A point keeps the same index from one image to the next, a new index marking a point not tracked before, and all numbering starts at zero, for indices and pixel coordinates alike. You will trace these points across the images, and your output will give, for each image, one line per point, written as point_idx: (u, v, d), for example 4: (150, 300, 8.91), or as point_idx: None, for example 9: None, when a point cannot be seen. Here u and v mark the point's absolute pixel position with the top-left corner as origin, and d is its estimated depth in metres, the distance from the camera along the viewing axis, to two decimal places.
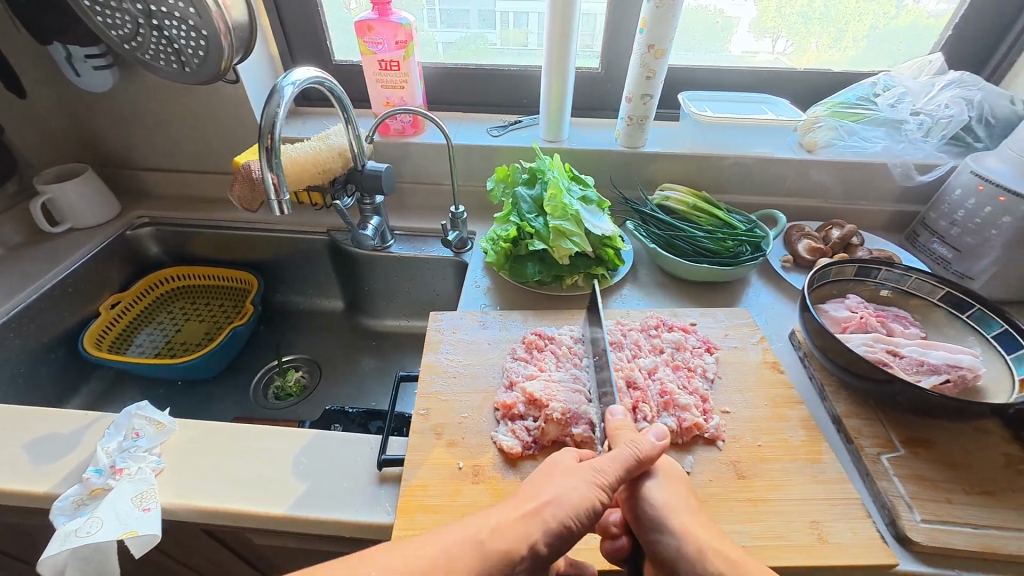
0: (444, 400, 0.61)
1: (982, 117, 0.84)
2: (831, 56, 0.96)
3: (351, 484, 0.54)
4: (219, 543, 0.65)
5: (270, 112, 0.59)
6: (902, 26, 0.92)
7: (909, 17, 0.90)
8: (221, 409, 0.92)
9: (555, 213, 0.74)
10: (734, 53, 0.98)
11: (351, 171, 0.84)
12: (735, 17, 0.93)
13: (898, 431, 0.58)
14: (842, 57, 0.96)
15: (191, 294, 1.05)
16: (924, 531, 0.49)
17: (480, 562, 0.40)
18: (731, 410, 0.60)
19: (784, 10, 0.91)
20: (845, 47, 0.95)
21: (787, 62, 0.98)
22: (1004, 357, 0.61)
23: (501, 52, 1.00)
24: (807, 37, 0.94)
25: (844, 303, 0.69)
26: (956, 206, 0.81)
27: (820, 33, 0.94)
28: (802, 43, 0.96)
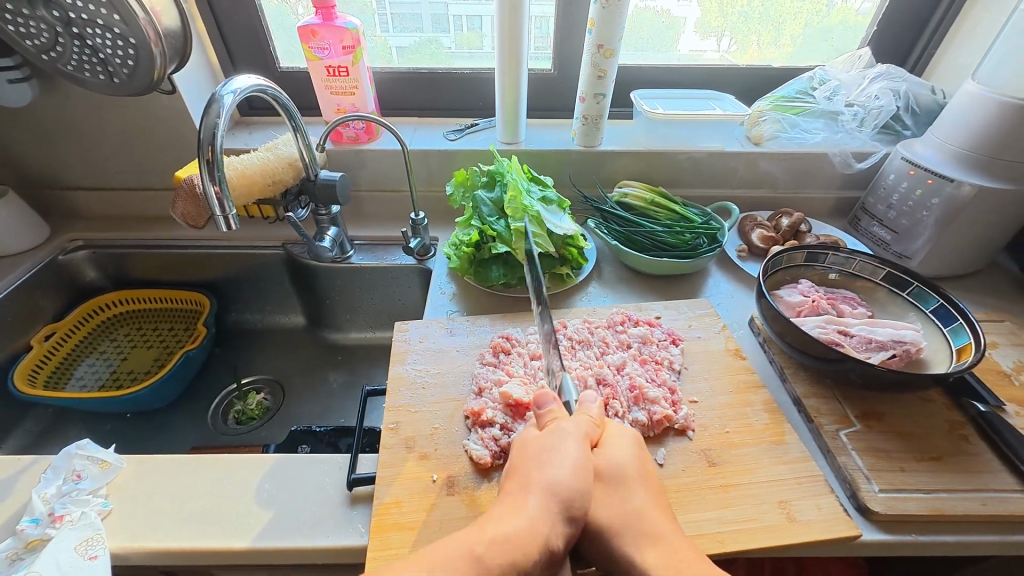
0: (414, 412, 0.59)
1: (909, 106, 0.90)
2: (772, 53, 1.01)
3: (321, 509, 0.52)
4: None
5: (209, 123, 0.56)
6: (834, 24, 0.97)
7: (839, 15, 0.96)
8: (176, 439, 0.86)
9: (517, 215, 0.73)
10: (682, 53, 1.01)
11: (303, 182, 0.81)
12: (680, 17, 0.96)
13: (853, 407, 0.61)
14: (780, 54, 1.01)
15: (137, 320, 0.99)
16: (882, 500, 0.52)
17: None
18: (698, 399, 0.62)
19: (725, 10, 0.95)
20: (784, 45, 1.00)
21: (732, 59, 1.02)
22: (941, 330, 0.65)
23: (455, 56, 0.99)
24: (748, 36, 0.99)
25: (797, 288, 0.72)
26: (891, 190, 0.86)
27: (760, 32, 0.98)
28: (738, 43, 1.00)
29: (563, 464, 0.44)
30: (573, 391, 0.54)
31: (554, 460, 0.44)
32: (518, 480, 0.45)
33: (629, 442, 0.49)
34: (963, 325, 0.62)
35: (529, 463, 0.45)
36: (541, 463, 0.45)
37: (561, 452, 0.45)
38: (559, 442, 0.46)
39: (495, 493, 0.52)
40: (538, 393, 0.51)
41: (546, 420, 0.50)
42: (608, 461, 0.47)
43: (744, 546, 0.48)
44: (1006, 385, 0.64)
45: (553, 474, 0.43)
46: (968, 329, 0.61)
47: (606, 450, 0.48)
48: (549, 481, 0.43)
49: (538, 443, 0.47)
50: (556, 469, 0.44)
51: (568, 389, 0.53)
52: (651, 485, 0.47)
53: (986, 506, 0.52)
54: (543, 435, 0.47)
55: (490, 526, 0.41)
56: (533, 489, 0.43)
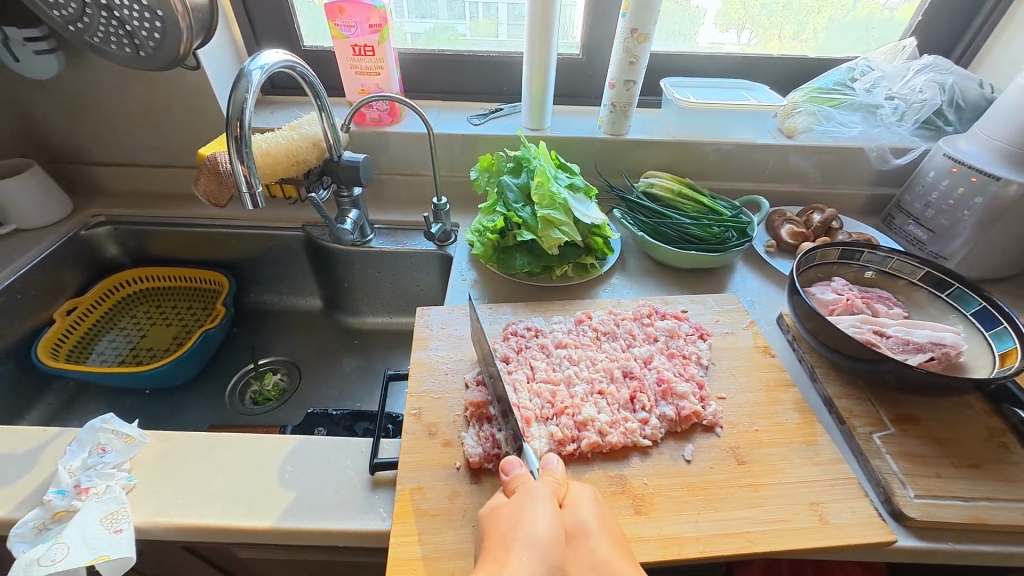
0: (437, 398, 0.59)
1: (953, 100, 0.86)
2: (795, 47, 0.98)
3: (342, 491, 0.52)
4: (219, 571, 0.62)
5: (238, 98, 0.55)
6: (860, 18, 0.93)
7: (866, 10, 0.92)
8: (193, 417, 0.86)
9: (543, 202, 0.72)
10: (701, 45, 0.98)
11: (326, 162, 0.80)
12: (701, 8, 0.93)
13: (887, 409, 0.59)
14: (818, 44, 0.97)
15: (156, 297, 0.99)
16: (918, 506, 0.50)
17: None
18: (726, 395, 0.60)
19: (748, 2, 0.91)
20: (807, 39, 0.97)
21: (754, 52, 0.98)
22: (982, 333, 0.62)
23: (472, 43, 0.97)
24: (770, 29, 0.95)
25: (830, 286, 0.70)
26: (930, 188, 0.83)
27: (782, 25, 0.95)
28: (758, 36, 0.96)
29: (540, 522, 0.38)
30: (536, 459, 0.48)
31: (530, 516, 0.39)
32: (497, 543, 0.37)
33: (591, 497, 0.43)
34: (1008, 329, 0.60)
35: (502, 527, 0.39)
36: (515, 523, 0.39)
37: (536, 513, 0.39)
38: (533, 501, 0.40)
39: None
40: (502, 458, 0.45)
41: (512, 486, 0.43)
42: (576, 520, 0.41)
43: (774, 547, 0.46)
44: None
45: (529, 532, 0.37)
46: (1013, 333, 0.59)
47: (569, 509, 0.42)
48: (527, 539, 0.37)
49: (510, 509, 0.40)
50: (531, 528, 0.38)
51: (530, 457, 0.48)
52: (619, 539, 0.41)
53: None
54: (514, 499, 0.41)
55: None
56: (512, 547, 0.36)
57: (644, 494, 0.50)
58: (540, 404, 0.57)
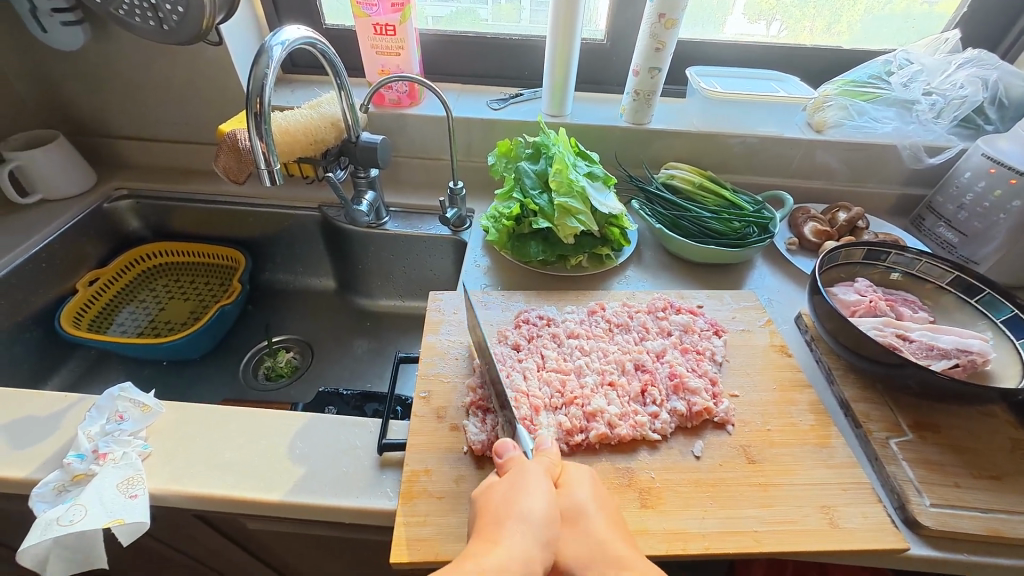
0: (447, 382, 0.59)
1: (995, 98, 0.82)
2: (829, 39, 0.94)
3: (349, 470, 0.52)
4: (229, 540, 0.64)
5: (258, 74, 0.55)
6: (902, 8, 0.89)
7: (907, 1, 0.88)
8: (208, 391, 0.88)
9: (561, 190, 0.71)
10: (729, 35, 0.95)
11: (344, 143, 0.80)
12: None
13: (906, 415, 0.58)
14: (854, 34, 0.93)
15: (175, 272, 1.00)
16: (932, 515, 0.49)
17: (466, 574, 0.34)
18: (739, 393, 0.59)
19: None
20: (840, 32, 0.93)
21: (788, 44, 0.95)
22: (1012, 341, 0.60)
23: (493, 28, 0.95)
24: (802, 21, 0.92)
25: (853, 286, 0.68)
26: (964, 189, 0.80)
27: (816, 16, 0.91)
28: (789, 28, 0.93)
29: (534, 500, 0.39)
30: (529, 440, 0.48)
31: (524, 493, 0.40)
32: (490, 520, 0.38)
33: (587, 477, 0.44)
34: None
35: (496, 504, 0.40)
36: (510, 501, 0.40)
37: (531, 488, 0.40)
38: (526, 477, 0.41)
39: None
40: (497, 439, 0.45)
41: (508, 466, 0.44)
42: (572, 502, 0.42)
43: (781, 548, 0.46)
44: None
45: (525, 506, 0.39)
46: None
47: (566, 487, 0.43)
48: (521, 517, 0.38)
49: (506, 485, 0.41)
50: (528, 501, 0.39)
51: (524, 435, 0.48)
52: (614, 515, 0.42)
53: None
54: (506, 478, 0.42)
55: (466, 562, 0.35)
56: (506, 524, 0.38)
57: (651, 488, 0.50)
58: (548, 393, 0.56)
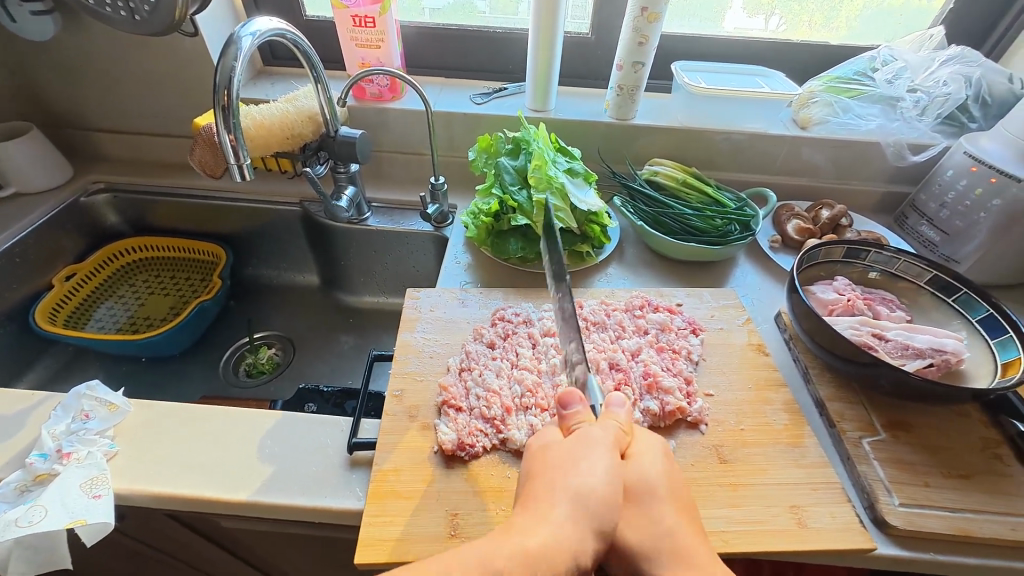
0: (420, 380, 0.58)
1: (980, 96, 0.81)
2: (827, 34, 0.93)
3: (319, 469, 0.52)
4: (205, 538, 0.64)
5: (226, 66, 0.53)
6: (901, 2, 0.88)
7: None
8: (187, 387, 0.88)
9: (540, 186, 0.70)
10: (728, 29, 0.94)
11: (323, 137, 0.79)
12: None
13: (880, 415, 0.58)
14: (840, 30, 0.92)
15: (154, 267, 0.99)
16: (901, 514, 0.49)
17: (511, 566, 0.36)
18: (715, 392, 0.59)
19: None
20: (840, 26, 0.92)
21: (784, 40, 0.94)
22: (987, 340, 0.60)
23: (492, 20, 0.93)
24: (801, 15, 0.91)
25: (832, 285, 0.68)
26: (947, 187, 0.79)
27: (815, 10, 0.90)
28: (789, 22, 0.92)
29: (596, 471, 0.40)
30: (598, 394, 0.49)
31: (586, 463, 0.41)
32: (546, 486, 0.41)
33: (658, 456, 0.45)
34: (1013, 338, 0.58)
35: (554, 470, 0.41)
36: (568, 468, 0.41)
37: (590, 459, 0.41)
38: (591, 448, 0.42)
39: (495, 467, 0.51)
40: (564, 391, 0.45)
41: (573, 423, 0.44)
42: (638, 473, 0.43)
43: (748, 548, 0.46)
44: None
45: (581, 482, 0.40)
46: (1018, 343, 0.57)
47: (633, 460, 0.44)
48: (581, 488, 0.39)
49: (565, 451, 0.42)
50: (589, 471, 0.40)
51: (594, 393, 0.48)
52: (679, 499, 0.43)
53: (1014, 530, 0.48)
54: (570, 442, 0.43)
55: (521, 528, 0.38)
56: (563, 494, 0.39)
57: None
58: (521, 393, 0.56)
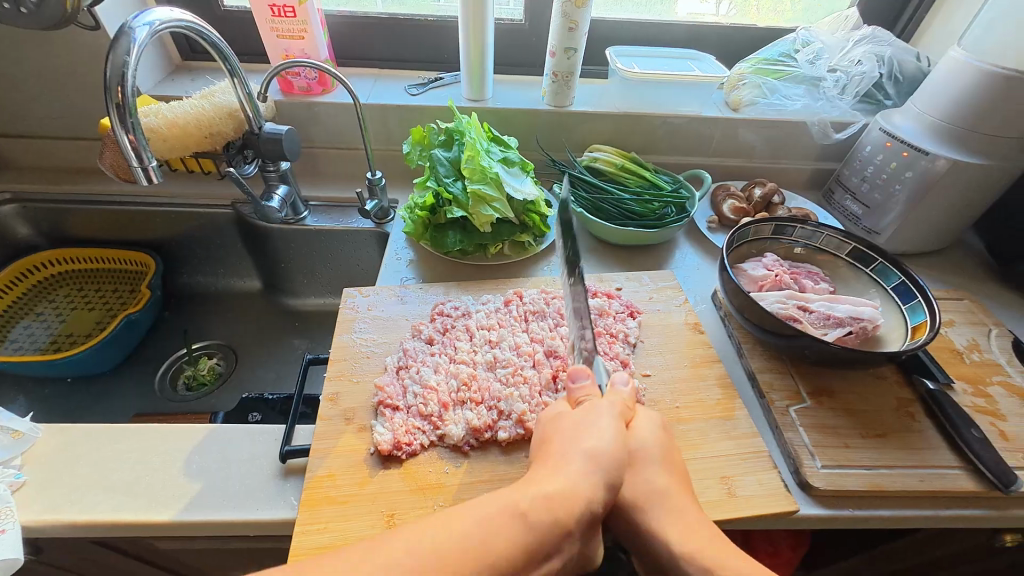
0: (357, 382, 0.57)
1: (892, 74, 0.85)
2: (773, 19, 0.96)
3: (252, 481, 0.50)
4: (140, 561, 0.61)
5: (117, 61, 0.50)
6: None
7: None
8: (122, 405, 0.83)
9: (474, 177, 0.69)
10: (681, 15, 0.95)
11: (247, 135, 0.74)
12: None
13: (806, 383, 0.61)
14: (764, 12, 0.95)
15: (77, 281, 0.93)
16: (824, 476, 0.52)
17: (522, 532, 0.38)
18: (652, 372, 0.60)
19: None
20: (784, 10, 0.95)
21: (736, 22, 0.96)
22: (900, 307, 0.64)
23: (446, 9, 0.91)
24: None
25: (761, 262, 0.70)
26: (866, 163, 0.83)
27: None
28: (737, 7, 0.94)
29: (603, 434, 0.45)
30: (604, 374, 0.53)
31: (591, 429, 0.45)
32: (554, 450, 0.45)
33: (655, 426, 0.49)
34: (921, 303, 0.61)
35: (562, 436, 0.46)
36: (576, 434, 0.45)
37: (600, 425, 0.46)
38: (596, 416, 0.47)
39: (435, 464, 0.50)
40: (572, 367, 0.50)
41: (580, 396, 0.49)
42: (638, 443, 0.47)
43: None
44: (957, 363, 0.64)
45: (593, 440, 0.44)
46: (925, 307, 0.60)
47: (636, 431, 0.48)
48: (586, 448, 0.44)
49: (572, 421, 0.47)
50: (595, 436, 0.45)
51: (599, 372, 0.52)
52: (672, 466, 0.47)
53: (924, 482, 0.52)
54: (578, 411, 0.48)
55: (535, 484, 0.41)
56: (572, 454, 0.44)
57: None
58: (458, 390, 0.55)
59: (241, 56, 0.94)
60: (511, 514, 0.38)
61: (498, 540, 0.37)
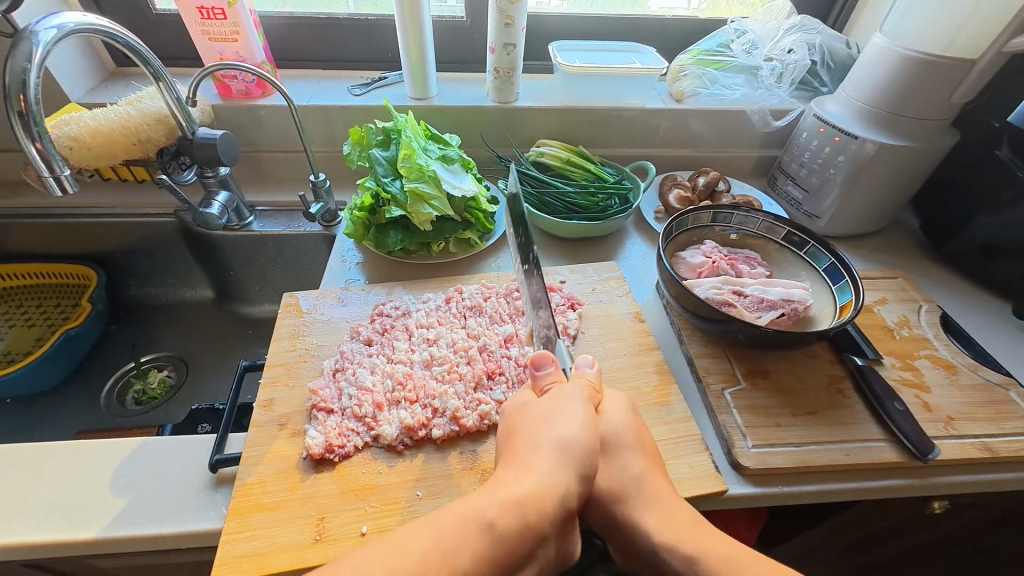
0: (292, 386, 0.56)
1: (825, 61, 0.88)
2: (743, 10, 0.97)
3: (180, 493, 0.49)
4: None
5: (16, 68, 0.48)
6: None
7: None
8: (65, 424, 0.80)
9: (411, 175, 0.69)
10: (654, 9, 0.96)
11: (181, 141, 0.72)
12: None
13: (742, 365, 0.62)
14: (735, 6, 0.96)
15: (18, 298, 0.90)
16: (754, 455, 0.53)
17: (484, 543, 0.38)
18: (590, 362, 0.61)
19: None
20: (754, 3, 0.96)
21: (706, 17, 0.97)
22: (830, 287, 0.66)
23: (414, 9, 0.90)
24: None
25: (700, 249, 0.71)
26: (803, 149, 0.85)
27: None
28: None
29: (572, 423, 0.45)
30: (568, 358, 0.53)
31: (563, 418, 0.45)
32: (522, 440, 0.45)
33: (624, 408, 0.49)
34: (848, 283, 0.63)
35: (527, 427, 0.45)
36: (542, 425, 0.45)
37: (570, 414, 0.45)
38: (566, 402, 0.46)
39: (368, 465, 0.50)
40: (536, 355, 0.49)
41: (546, 384, 0.48)
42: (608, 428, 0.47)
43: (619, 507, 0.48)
44: (888, 339, 0.66)
45: (565, 431, 0.44)
46: (852, 286, 0.62)
47: (606, 414, 0.48)
48: (552, 443, 0.43)
49: (539, 412, 0.46)
50: (564, 426, 0.44)
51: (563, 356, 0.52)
52: (647, 451, 0.48)
53: (848, 456, 0.53)
54: (546, 399, 0.47)
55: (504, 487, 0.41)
56: (539, 449, 0.43)
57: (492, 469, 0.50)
58: (393, 390, 0.55)
59: (179, 61, 0.92)
60: (480, 527, 0.38)
61: (493, 521, 0.39)
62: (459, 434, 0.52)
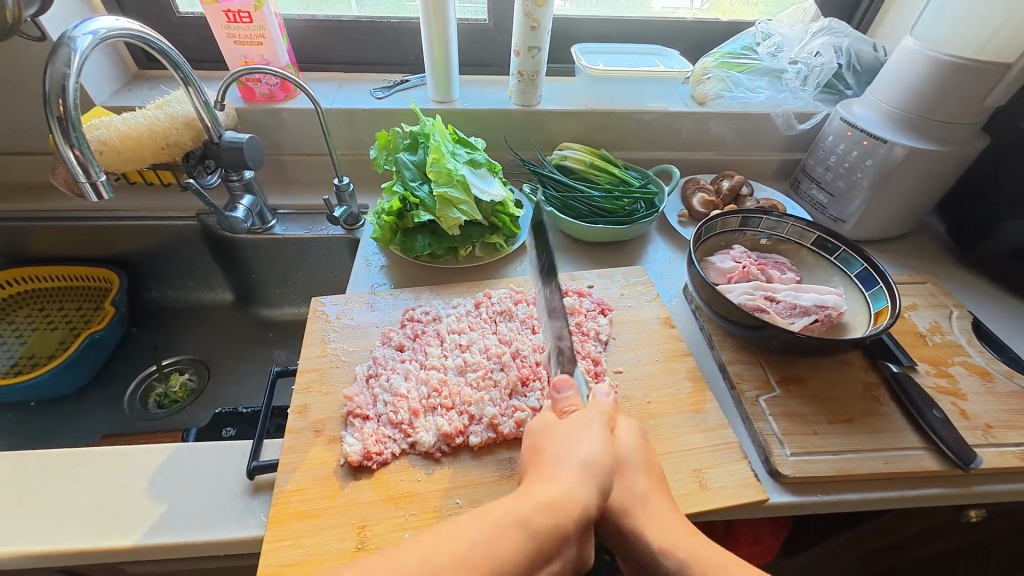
0: (326, 392, 0.56)
1: (851, 64, 0.87)
2: (746, 11, 0.96)
3: (218, 500, 0.49)
4: None
5: (55, 73, 0.48)
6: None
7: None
8: (88, 427, 0.80)
9: (440, 179, 0.68)
10: (655, 9, 0.95)
11: (207, 144, 0.73)
12: None
13: (775, 371, 0.61)
14: (735, 6, 0.96)
15: (40, 300, 0.90)
16: (792, 464, 0.52)
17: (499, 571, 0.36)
18: (623, 368, 0.61)
19: None
20: (756, 3, 0.95)
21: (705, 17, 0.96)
22: (863, 293, 0.65)
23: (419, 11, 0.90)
24: None
25: (729, 253, 0.71)
26: (829, 152, 0.85)
27: None
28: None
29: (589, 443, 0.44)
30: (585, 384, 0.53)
31: (577, 442, 0.44)
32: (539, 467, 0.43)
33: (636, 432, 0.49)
34: (882, 289, 0.63)
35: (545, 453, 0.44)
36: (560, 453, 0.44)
37: (589, 436, 0.45)
38: (580, 429, 0.46)
39: (406, 472, 0.50)
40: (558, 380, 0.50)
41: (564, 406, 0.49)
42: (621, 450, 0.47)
43: None
44: (920, 346, 0.65)
45: (580, 450, 0.43)
46: (887, 293, 0.62)
47: (620, 435, 0.48)
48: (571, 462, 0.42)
49: (560, 435, 0.46)
50: (581, 447, 0.44)
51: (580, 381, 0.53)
52: (648, 473, 0.46)
53: (887, 464, 0.53)
54: (563, 423, 0.47)
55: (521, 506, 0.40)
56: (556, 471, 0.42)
57: None
58: (428, 396, 0.55)
59: (201, 64, 0.92)
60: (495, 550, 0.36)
61: (508, 543, 0.37)
62: (495, 442, 0.52)
